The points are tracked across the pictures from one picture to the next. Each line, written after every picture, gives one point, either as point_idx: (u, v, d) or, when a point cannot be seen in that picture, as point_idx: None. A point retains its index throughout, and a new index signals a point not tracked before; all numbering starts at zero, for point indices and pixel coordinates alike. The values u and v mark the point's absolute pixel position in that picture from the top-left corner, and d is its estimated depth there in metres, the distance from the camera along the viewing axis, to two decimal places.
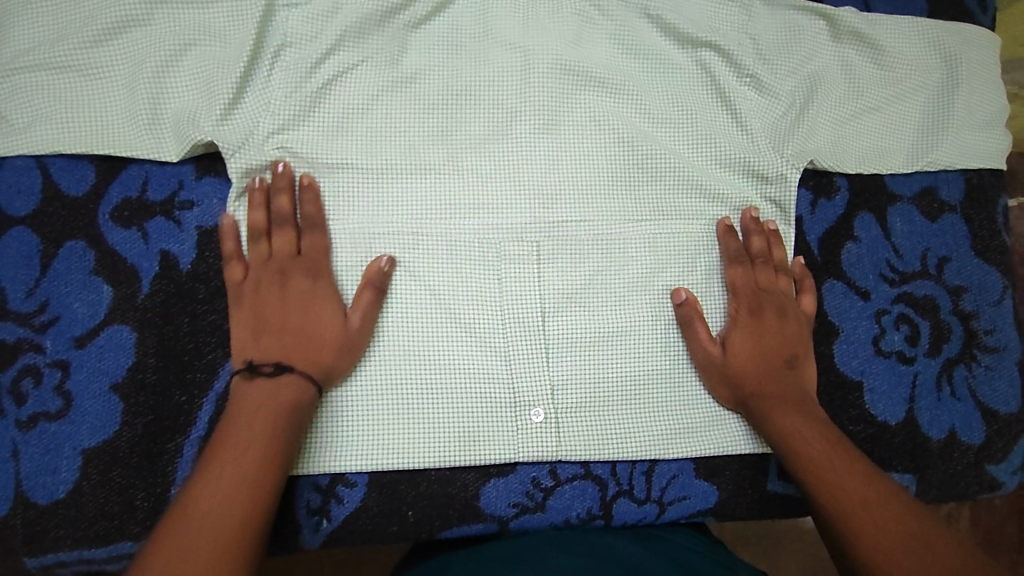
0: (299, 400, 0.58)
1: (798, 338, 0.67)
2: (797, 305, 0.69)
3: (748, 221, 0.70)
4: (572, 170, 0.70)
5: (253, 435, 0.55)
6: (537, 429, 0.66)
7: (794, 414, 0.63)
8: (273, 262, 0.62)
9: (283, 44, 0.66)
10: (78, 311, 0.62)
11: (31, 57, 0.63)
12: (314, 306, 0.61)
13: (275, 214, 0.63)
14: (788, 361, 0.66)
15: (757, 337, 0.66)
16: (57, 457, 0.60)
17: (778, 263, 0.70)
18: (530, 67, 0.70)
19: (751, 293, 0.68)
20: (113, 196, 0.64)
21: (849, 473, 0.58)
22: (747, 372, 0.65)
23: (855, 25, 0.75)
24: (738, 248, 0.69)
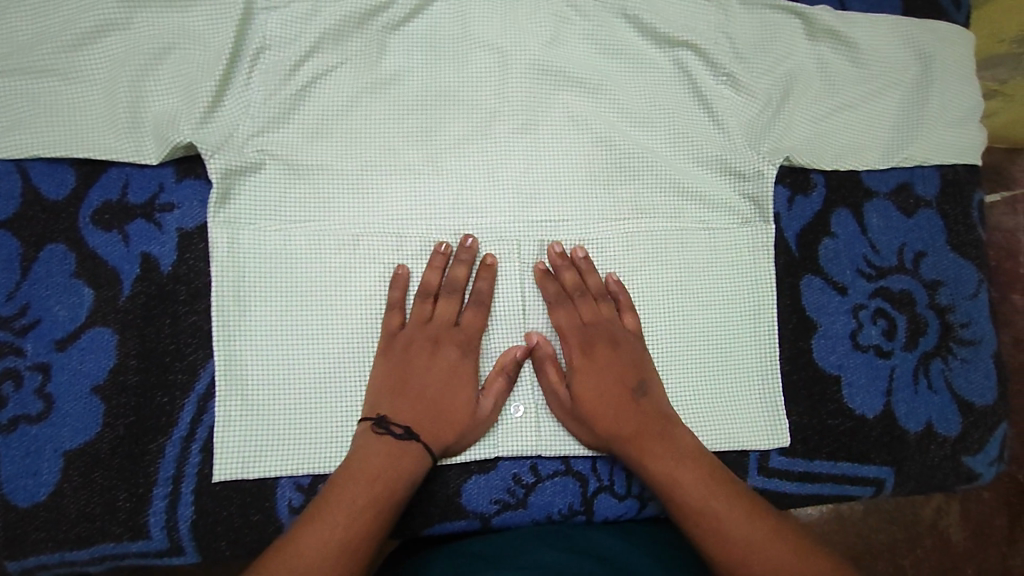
0: (417, 469, 0.59)
1: (631, 368, 0.65)
2: (622, 330, 0.67)
3: (556, 258, 0.67)
4: (551, 170, 0.70)
5: (365, 496, 0.56)
6: (518, 425, 0.67)
7: (665, 455, 0.61)
8: (434, 327, 0.64)
9: (262, 47, 0.66)
10: (58, 314, 0.62)
11: (9, 62, 0.63)
12: (455, 382, 0.63)
13: (456, 287, 0.66)
14: (633, 395, 0.64)
15: (590, 376, 0.64)
16: (39, 459, 0.60)
17: (596, 291, 0.67)
18: (508, 68, 0.71)
19: (580, 328, 0.66)
20: (93, 200, 0.64)
21: (746, 526, 0.55)
22: (602, 414, 0.63)
23: (830, 24, 0.76)
24: (556, 290, 0.67)
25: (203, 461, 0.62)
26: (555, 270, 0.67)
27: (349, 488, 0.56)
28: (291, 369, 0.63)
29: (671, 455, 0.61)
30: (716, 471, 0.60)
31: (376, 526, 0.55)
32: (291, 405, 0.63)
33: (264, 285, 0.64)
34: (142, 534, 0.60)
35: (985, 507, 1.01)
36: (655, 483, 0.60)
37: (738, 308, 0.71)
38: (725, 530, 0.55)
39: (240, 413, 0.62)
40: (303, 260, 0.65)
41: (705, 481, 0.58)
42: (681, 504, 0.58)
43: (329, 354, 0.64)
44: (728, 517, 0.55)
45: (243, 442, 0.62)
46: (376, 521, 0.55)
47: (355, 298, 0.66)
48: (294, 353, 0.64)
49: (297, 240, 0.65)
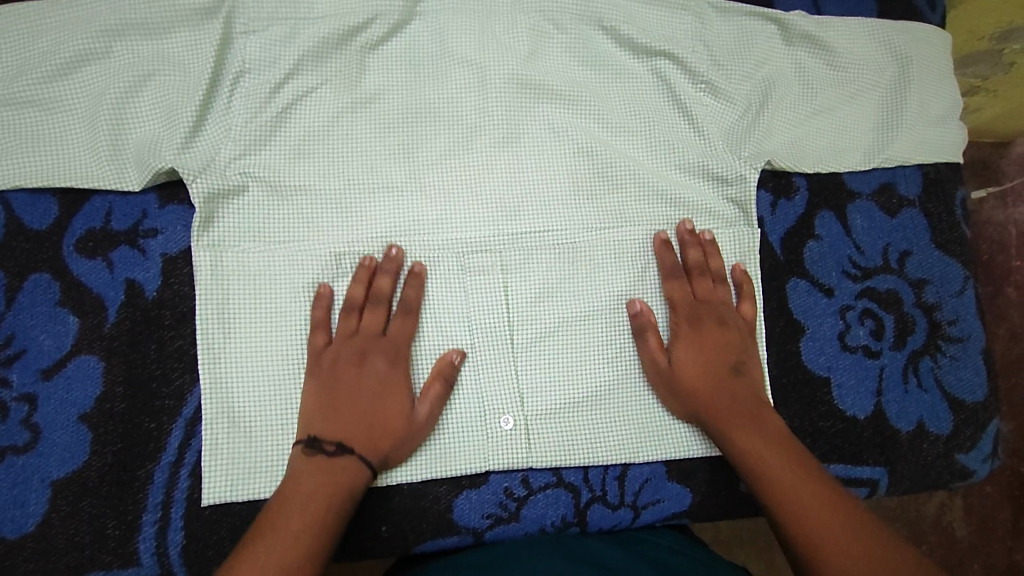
0: (354, 484, 0.59)
1: (738, 346, 0.67)
2: (735, 313, 0.70)
3: (684, 234, 0.71)
4: (534, 183, 0.71)
5: (299, 519, 0.55)
6: (508, 436, 0.66)
7: (753, 432, 0.62)
8: (360, 338, 0.64)
9: (242, 70, 0.67)
10: (44, 343, 0.62)
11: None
12: (384, 393, 0.62)
13: (384, 298, 0.65)
14: (734, 367, 0.66)
15: (694, 335, 0.67)
16: (26, 490, 0.60)
17: (715, 272, 0.70)
18: (487, 83, 0.71)
19: (689, 297, 0.69)
20: (77, 228, 0.65)
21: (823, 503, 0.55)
22: (698, 382, 0.65)
23: (806, 29, 0.76)
24: (673, 265, 0.70)
25: (191, 486, 0.62)
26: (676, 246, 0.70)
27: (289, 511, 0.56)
28: (280, 390, 0.63)
29: (768, 441, 0.61)
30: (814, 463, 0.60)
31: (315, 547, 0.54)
32: (279, 426, 0.63)
33: (250, 308, 0.64)
34: (133, 561, 0.60)
35: (989, 501, 1.01)
36: (745, 465, 0.61)
37: None
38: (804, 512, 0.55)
39: (230, 435, 0.62)
40: (289, 281, 0.65)
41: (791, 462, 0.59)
42: (759, 479, 0.59)
43: None
44: (810, 504, 0.55)
45: (231, 464, 0.62)
46: (314, 542, 0.55)
47: None
48: (283, 373, 0.64)
49: (282, 261, 0.65)
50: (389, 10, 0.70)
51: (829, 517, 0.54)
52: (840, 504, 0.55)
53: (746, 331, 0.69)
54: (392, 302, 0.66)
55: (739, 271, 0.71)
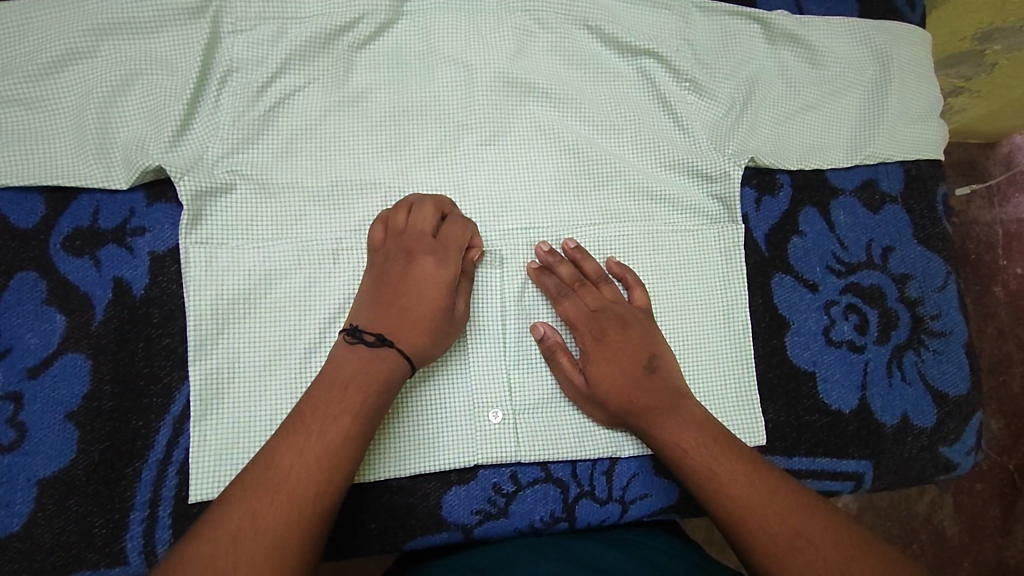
0: (393, 373, 0.59)
1: (648, 343, 0.66)
2: (631, 308, 0.68)
3: (568, 251, 0.70)
4: (521, 180, 0.71)
5: (337, 411, 0.55)
6: (496, 431, 0.67)
7: (674, 423, 0.62)
8: (408, 238, 0.64)
9: (230, 69, 0.67)
10: (30, 342, 0.62)
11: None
12: (428, 287, 0.62)
13: (434, 206, 0.66)
14: (646, 366, 0.65)
15: (601, 351, 0.65)
16: (12, 489, 0.60)
17: (594, 277, 0.69)
18: (474, 81, 0.72)
19: (588, 309, 0.67)
20: (64, 227, 0.65)
21: (745, 487, 0.56)
22: (618, 393, 0.64)
23: (789, 28, 0.77)
24: (556, 284, 0.68)
25: (179, 483, 0.62)
26: (549, 266, 0.69)
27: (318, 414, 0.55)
28: (268, 387, 0.64)
29: (691, 430, 0.61)
30: (736, 446, 0.60)
31: (352, 436, 0.55)
32: (268, 424, 0.63)
33: (239, 305, 0.64)
34: (120, 559, 0.60)
35: (979, 498, 1.02)
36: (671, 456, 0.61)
37: (710, 310, 0.72)
38: (733, 501, 0.55)
39: (218, 433, 0.62)
40: (277, 278, 0.66)
41: (711, 446, 0.60)
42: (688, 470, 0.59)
43: (306, 369, 0.65)
44: (739, 489, 0.56)
45: (219, 461, 0.62)
46: (352, 429, 0.55)
47: (336, 314, 0.66)
48: (272, 370, 0.64)
49: (270, 257, 0.66)
50: (376, 10, 0.70)
51: (753, 502, 0.55)
52: (760, 485, 0.56)
53: (649, 321, 0.68)
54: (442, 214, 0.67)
55: (612, 264, 0.70)
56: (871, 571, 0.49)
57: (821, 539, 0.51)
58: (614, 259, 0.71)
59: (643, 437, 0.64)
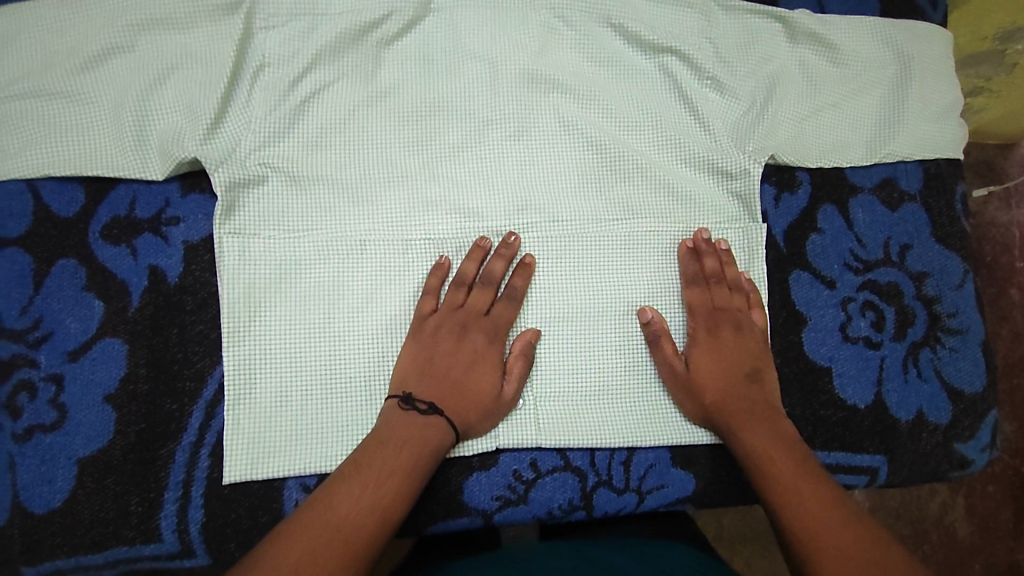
0: (441, 441, 0.62)
1: (755, 352, 0.70)
2: (749, 320, 0.72)
3: (700, 242, 0.73)
4: (543, 175, 0.74)
5: (393, 463, 0.59)
6: (517, 418, 0.69)
7: (758, 432, 0.64)
8: (463, 314, 0.68)
9: (262, 64, 0.70)
10: (70, 326, 0.64)
11: (18, 87, 0.66)
12: (479, 365, 0.66)
13: (493, 283, 0.69)
14: (751, 374, 0.69)
15: (706, 339, 0.70)
16: (53, 467, 0.62)
17: (731, 281, 0.73)
18: (499, 77, 0.74)
19: (707, 302, 0.72)
20: (102, 216, 0.66)
21: (815, 500, 0.57)
22: (714, 386, 0.68)
23: (810, 27, 0.78)
24: (693, 271, 0.72)
25: (211, 465, 0.64)
26: (698, 251, 0.73)
27: (375, 462, 0.58)
28: (298, 372, 0.66)
29: (770, 441, 0.63)
30: (820, 474, 0.61)
31: (400, 494, 0.58)
32: (298, 408, 0.65)
33: (272, 294, 0.67)
34: (154, 537, 0.62)
35: (992, 499, 1.02)
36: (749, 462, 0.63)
37: None
38: (807, 522, 0.55)
39: (250, 416, 0.64)
40: (308, 268, 0.68)
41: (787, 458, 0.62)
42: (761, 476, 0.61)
43: (335, 356, 0.66)
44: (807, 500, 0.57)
45: (251, 444, 0.64)
46: (402, 488, 0.58)
47: (363, 301, 0.68)
48: (302, 356, 0.66)
49: (302, 248, 0.68)
50: (404, 7, 0.72)
51: (821, 514, 0.56)
52: (832, 499, 0.57)
53: (761, 339, 0.72)
54: (500, 285, 0.70)
55: (744, 280, 0.74)
56: None
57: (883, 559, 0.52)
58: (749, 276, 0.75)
59: (727, 439, 0.67)
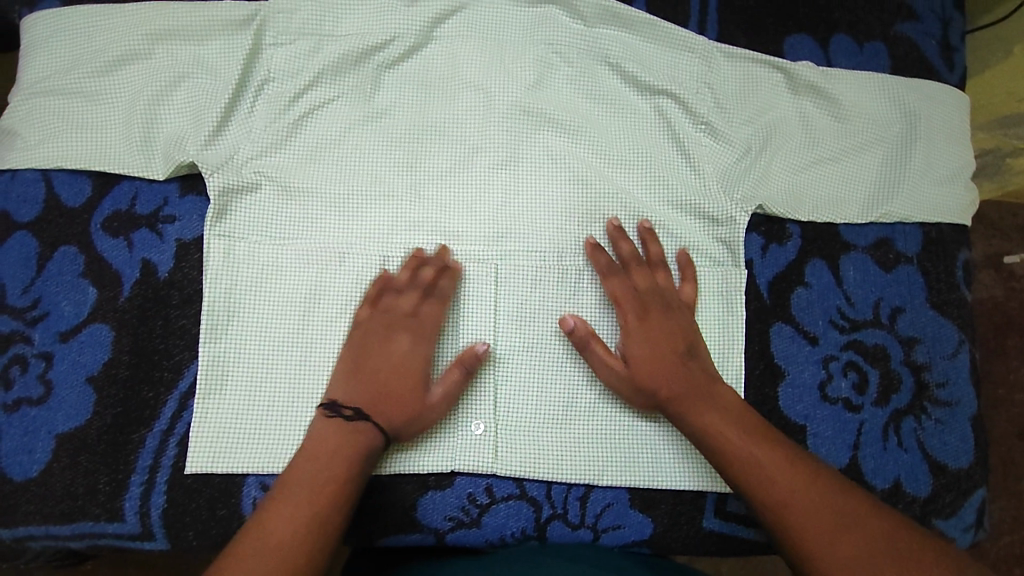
0: (376, 441, 0.63)
1: (686, 329, 0.69)
2: (677, 294, 0.72)
3: (613, 231, 0.73)
4: (527, 205, 0.75)
5: (328, 477, 0.59)
6: (477, 439, 0.69)
7: (711, 408, 0.64)
8: (391, 314, 0.67)
9: (266, 79, 0.73)
10: (65, 309, 0.68)
11: (37, 88, 0.71)
12: (403, 366, 0.65)
13: (421, 286, 0.68)
14: (683, 351, 0.67)
15: (640, 328, 0.68)
16: (34, 439, 0.65)
17: (655, 258, 0.72)
18: (492, 107, 0.76)
19: (634, 289, 0.70)
20: (105, 209, 0.70)
21: (791, 477, 0.58)
22: (653, 376, 0.66)
23: (812, 79, 0.78)
24: (608, 261, 0.71)
25: (178, 454, 0.66)
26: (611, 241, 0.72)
27: (307, 476, 0.59)
28: (269, 373, 0.68)
29: (727, 416, 0.63)
30: (780, 441, 0.61)
31: (339, 504, 0.59)
32: (264, 409, 0.67)
33: (253, 296, 0.69)
34: (118, 516, 0.64)
35: None
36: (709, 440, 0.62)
37: None
38: (795, 511, 0.56)
39: (220, 410, 0.67)
40: (290, 274, 0.70)
41: (750, 432, 0.62)
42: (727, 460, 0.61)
43: (306, 359, 0.68)
44: (782, 482, 0.57)
45: (216, 438, 0.66)
46: (340, 499, 0.59)
47: (338, 311, 0.70)
48: (275, 358, 0.68)
49: (288, 255, 0.71)
50: (408, 33, 0.76)
51: (800, 498, 0.56)
52: (809, 477, 0.58)
53: (690, 312, 0.71)
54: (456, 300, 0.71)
55: (682, 254, 0.74)
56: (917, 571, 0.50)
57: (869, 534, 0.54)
58: (682, 250, 0.74)
59: (680, 423, 0.65)
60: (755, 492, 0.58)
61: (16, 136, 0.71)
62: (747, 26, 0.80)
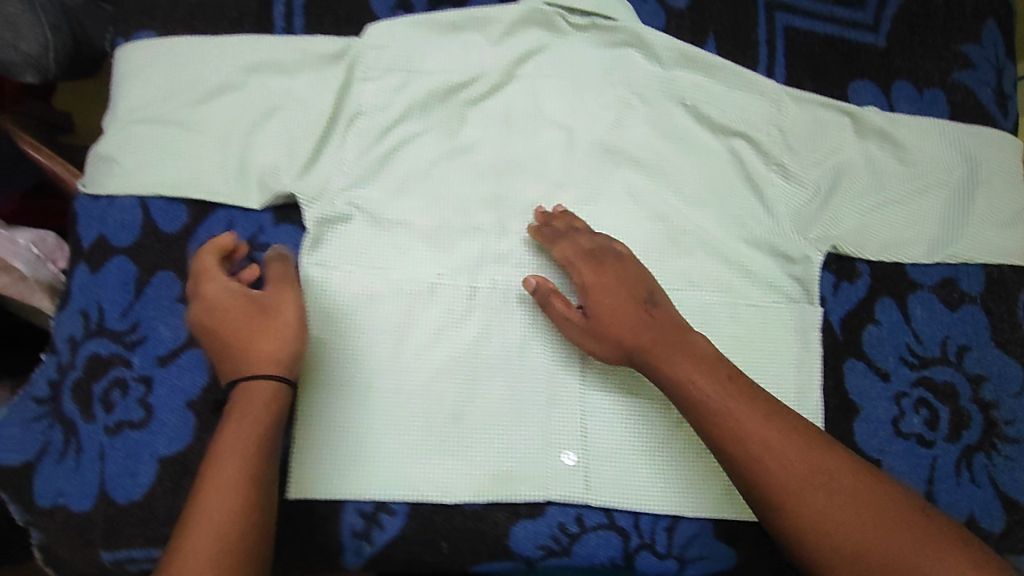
0: (269, 402, 0.61)
1: (642, 280, 0.69)
2: (624, 249, 0.72)
3: (541, 217, 0.74)
4: (609, 240, 0.77)
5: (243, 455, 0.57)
6: (569, 469, 0.70)
7: (682, 359, 0.63)
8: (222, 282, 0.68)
9: (358, 112, 0.75)
10: (163, 333, 0.70)
11: (146, 114, 0.73)
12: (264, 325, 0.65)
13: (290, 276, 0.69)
14: (647, 301, 0.67)
15: (594, 278, 0.69)
16: (137, 462, 0.66)
17: (583, 226, 0.73)
18: (575, 145, 0.78)
19: (583, 250, 0.71)
20: (201, 236, 0.72)
21: (766, 430, 0.58)
22: (625, 329, 0.66)
23: (879, 124, 0.81)
24: (550, 231, 0.73)
25: (278, 480, 0.67)
26: (547, 222, 0.74)
27: (227, 452, 0.57)
28: (365, 400, 0.70)
29: (693, 366, 0.62)
30: (749, 390, 0.61)
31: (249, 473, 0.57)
32: (362, 436, 0.69)
33: (347, 324, 0.71)
34: None
35: None
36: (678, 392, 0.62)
37: (786, 384, 0.76)
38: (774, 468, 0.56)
39: (317, 436, 0.68)
40: (382, 303, 0.72)
41: (718, 385, 0.61)
42: (696, 414, 0.61)
43: (400, 386, 0.70)
44: (756, 442, 0.57)
45: (318, 466, 0.68)
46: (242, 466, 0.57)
47: (430, 338, 0.72)
48: (370, 385, 0.70)
49: (382, 283, 0.73)
50: (490, 72, 0.77)
51: (790, 456, 0.57)
52: (789, 427, 0.59)
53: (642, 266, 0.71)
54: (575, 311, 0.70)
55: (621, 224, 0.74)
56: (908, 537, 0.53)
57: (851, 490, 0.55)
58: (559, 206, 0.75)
59: (650, 374, 0.65)
60: (728, 444, 0.59)
61: (115, 164, 0.72)
62: (812, 73, 0.84)
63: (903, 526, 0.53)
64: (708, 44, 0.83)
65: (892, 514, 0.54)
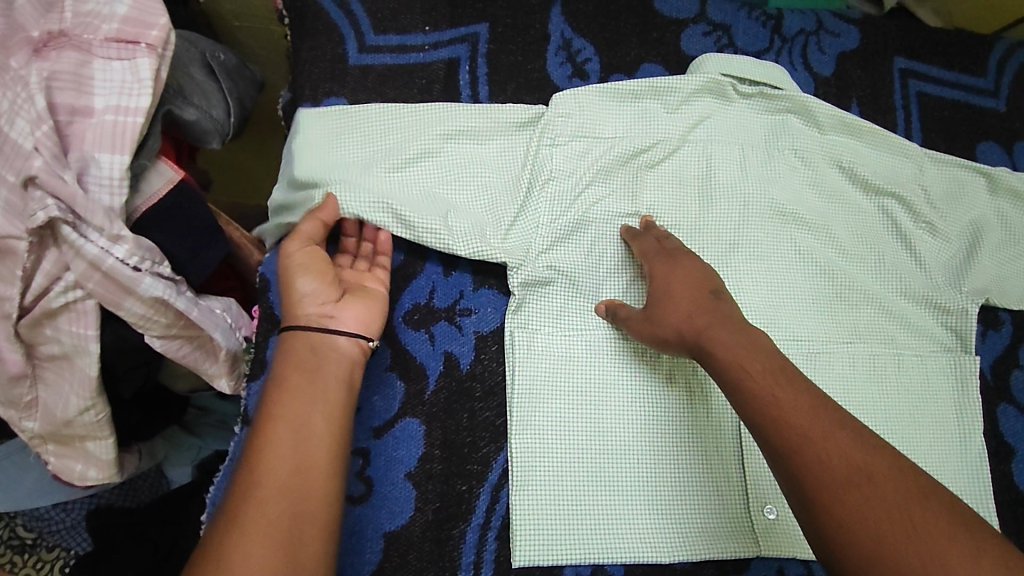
0: (313, 349, 0.65)
1: (713, 277, 0.70)
2: (687, 248, 0.74)
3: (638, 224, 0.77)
4: (784, 295, 0.81)
5: (299, 403, 0.61)
6: (771, 522, 0.74)
7: (737, 345, 0.63)
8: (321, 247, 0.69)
9: (550, 177, 0.76)
10: (376, 404, 0.72)
11: (347, 178, 0.72)
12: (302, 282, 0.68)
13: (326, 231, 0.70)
14: (713, 292, 0.68)
15: (666, 273, 0.71)
16: (363, 540, 0.68)
17: (653, 231, 0.76)
18: (748, 207, 0.82)
19: (665, 249, 0.73)
20: (405, 302, 0.74)
21: (809, 418, 0.57)
22: (679, 315, 0.68)
23: (1012, 184, 0.88)
24: (633, 236, 0.76)
25: (498, 548, 0.70)
26: (638, 233, 0.76)
27: (284, 400, 0.61)
28: (571, 466, 0.72)
29: (756, 356, 0.62)
30: (813, 391, 0.60)
31: (314, 418, 0.61)
32: (572, 502, 0.71)
33: (547, 390, 0.73)
34: None
35: None
36: (726, 376, 0.63)
37: (951, 432, 0.82)
38: (824, 456, 0.55)
39: (537, 505, 0.70)
40: (580, 367, 0.75)
41: (777, 376, 0.61)
42: (749, 399, 0.60)
43: (602, 449, 0.73)
44: (823, 435, 0.56)
45: (539, 537, 0.69)
46: (305, 411, 0.61)
47: (624, 400, 0.75)
48: (575, 451, 0.72)
49: (578, 348, 0.75)
50: (669, 138, 0.81)
51: (815, 435, 0.56)
52: (823, 416, 0.57)
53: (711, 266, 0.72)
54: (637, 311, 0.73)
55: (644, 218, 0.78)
56: (868, 519, 0.51)
57: (880, 484, 0.53)
58: (647, 216, 0.78)
59: (704, 362, 0.65)
60: (772, 425, 0.58)
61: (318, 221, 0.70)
62: (945, 135, 0.91)
63: (924, 525, 0.50)
64: (854, 108, 0.89)
65: (926, 514, 0.50)
